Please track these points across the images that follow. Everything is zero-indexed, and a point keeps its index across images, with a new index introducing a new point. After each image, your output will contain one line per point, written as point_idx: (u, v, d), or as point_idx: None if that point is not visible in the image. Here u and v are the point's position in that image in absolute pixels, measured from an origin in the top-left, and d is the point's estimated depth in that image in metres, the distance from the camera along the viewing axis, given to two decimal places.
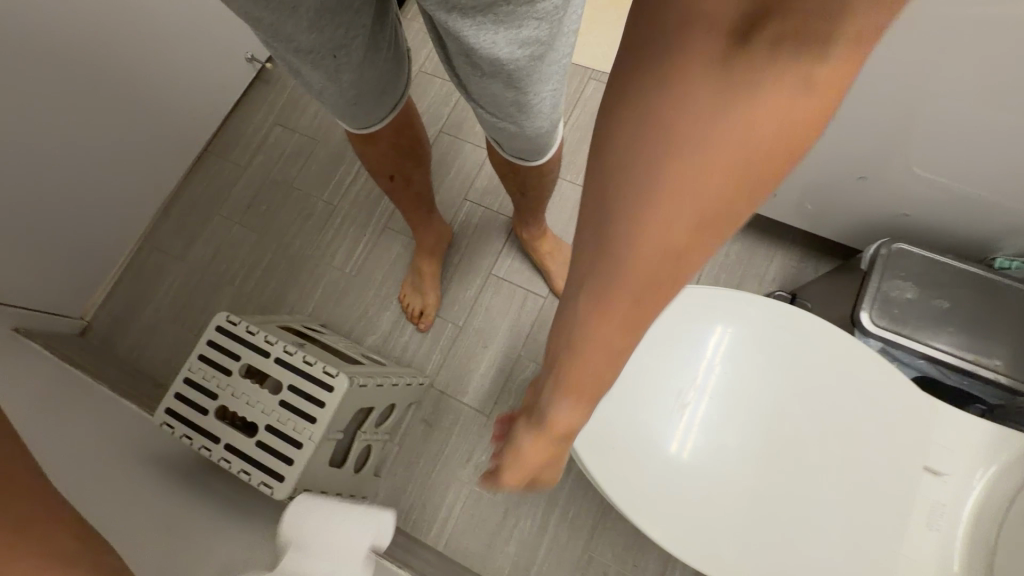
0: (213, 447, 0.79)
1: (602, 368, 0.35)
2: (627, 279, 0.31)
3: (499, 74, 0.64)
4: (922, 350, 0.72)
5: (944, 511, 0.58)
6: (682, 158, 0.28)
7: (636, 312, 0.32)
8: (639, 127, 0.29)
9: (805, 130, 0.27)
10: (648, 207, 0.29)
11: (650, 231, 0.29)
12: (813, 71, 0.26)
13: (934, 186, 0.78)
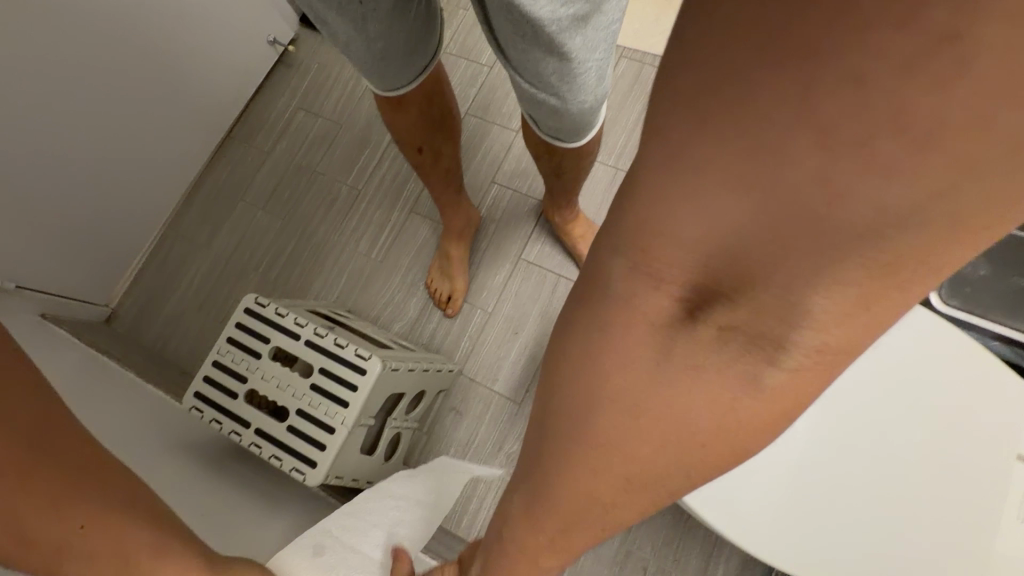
0: (243, 432, 0.77)
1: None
2: (549, 521, 0.29)
3: (538, 39, 0.59)
4: (995, 330, 0.68)
5: None
6: (609, 429, 0.25)
7: (560, 544, 0.30)
8: (573, 379, 0.26)
9: (751, 434, 0.23)
10: (571, 471, 0.27)
11: (569, 495, 0.27)
12: (763, 374, 0.22)
13: None
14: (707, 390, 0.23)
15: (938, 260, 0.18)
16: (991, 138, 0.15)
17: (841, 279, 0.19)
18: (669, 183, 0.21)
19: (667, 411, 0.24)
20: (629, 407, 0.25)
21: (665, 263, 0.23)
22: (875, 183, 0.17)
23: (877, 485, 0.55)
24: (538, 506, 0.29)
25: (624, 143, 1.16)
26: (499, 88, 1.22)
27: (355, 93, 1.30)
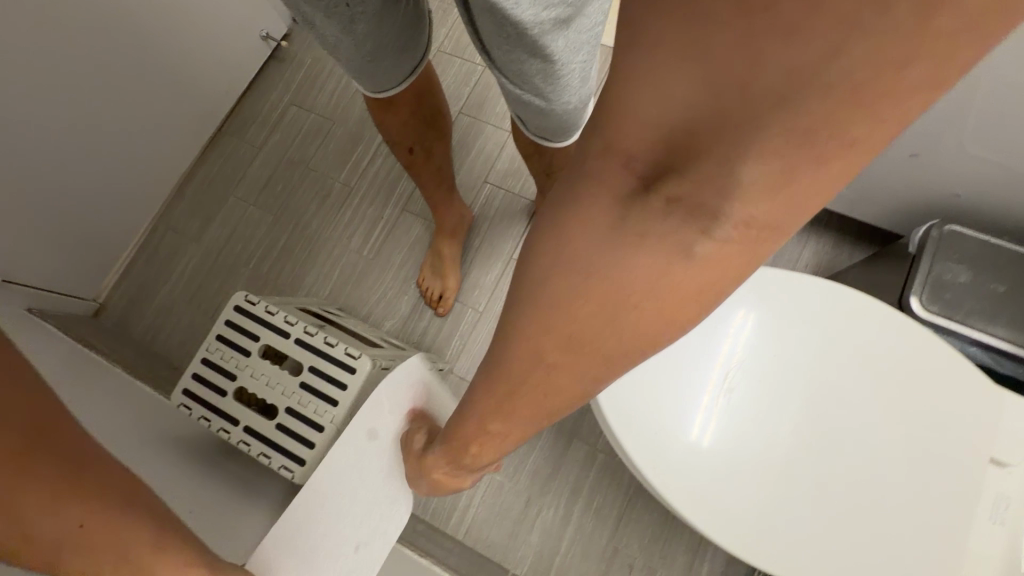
0: (233, 429, 0.77)
1: (475, 445, 0.37)
2: (498, 393, 0.32)
3: (522, 41, 0.58)
4: (975, 336, 0.69)
5: (1010, 505, 0.54)
6: (566, 295, 0.27)
7: (504, 421, 0.33)
8: (542, 252, 0.28)
9: (688, 300, 0.26)
10: (520, 349, 0.29)
11: (518, 362, 0.29)
12: (696, 243, 0.25)
13: (992, 166, 0.73)
14: (649, 258, 0.25)
15: (848, 126, 0.21)
16: (864, 0, 0.18)
17: (765, 141, 0.22)
18: (635, 56, 0.23)
19: (620, 280, 0.26)
20: (583, 270, 0.27)
21: (629, 136, 0.25)
22: (778, 46, 0.20)
23: (855, 487, 0.56)
24: (496, 388, 0.31)
25: None
26: (493, 87, 1.22)
27: (349, 89, 1.29)
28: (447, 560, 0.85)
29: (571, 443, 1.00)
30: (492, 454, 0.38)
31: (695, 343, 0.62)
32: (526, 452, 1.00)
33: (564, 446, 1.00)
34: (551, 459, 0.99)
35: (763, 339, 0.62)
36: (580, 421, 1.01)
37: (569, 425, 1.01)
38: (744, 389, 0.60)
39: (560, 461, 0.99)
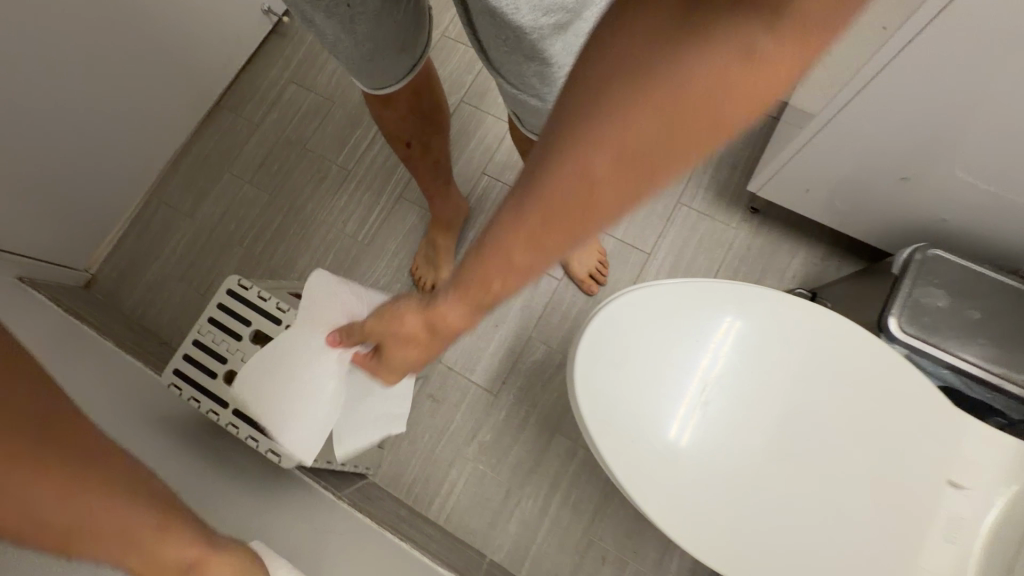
0: (221, 412, 0.78)
1: (489, 273, 0.36)
2: (535, 213, 0.32)
3: (522, 46, 0.59)
4: (948, 360, 0.70)
5: (963, 525, 0.57)
6: (615, 100, 0.29)
7: (534, 251, 0.34)
8: (597, 72, 0.30)
9: (736, 103, 0.29)
10: (566, 165, 0.31)
11: (559, 180, 0.31)
12: (753, 45, 0.27)
13: (979, 194, 0.75)
14: (705, 62, 0.27)
15: None
16: None
17: None
18: None
19: (673, 84, 0.28)
20: (636, 79, 0.29)
21: None
22: None
23: (818, 502, 0.59)
24: (521, 212, 0.33)
25: None
26: None
27: None
28: (426, 545, 0.88)
29: (553, 437, 1.02)
30: (513, 286, 0.37)
31: (675, 355, 0.64)
32: (510, 442, 1.03)
33: (547, 439, 1.02)
34: (534, 452, 1.02)
35: (741, 354, 0.63)
36: (563, 416, 1.03)
37: (553, 419, 1.03)
38: (717, 400, 0.62)
39: (542, 454, 1.01)
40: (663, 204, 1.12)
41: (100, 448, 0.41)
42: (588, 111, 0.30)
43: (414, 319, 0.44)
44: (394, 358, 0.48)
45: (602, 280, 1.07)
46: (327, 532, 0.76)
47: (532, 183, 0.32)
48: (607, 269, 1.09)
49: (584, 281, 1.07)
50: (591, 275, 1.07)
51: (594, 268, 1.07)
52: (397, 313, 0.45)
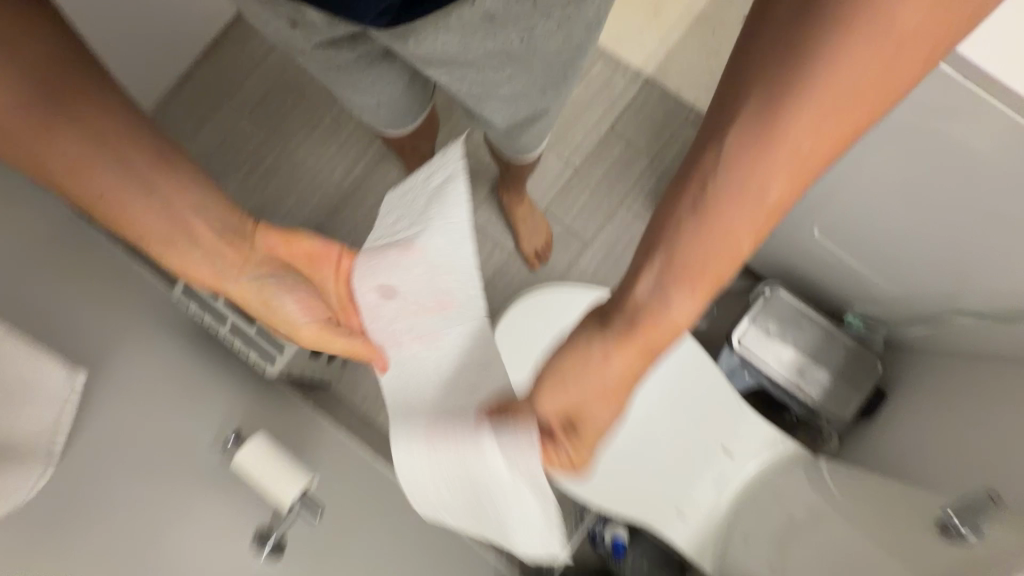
0: (222, 325, 0.99)
1: (724, 254, 0.44)
2: (768, 165, 0.42)
3: (513, 127, 0.75)
4: (763, 370, 0.99)
5: (725, 477, 0.87)
6: (830, 69, 0.39)
7: (759, 202, 0.43)
8: (813, 53, 0.39)
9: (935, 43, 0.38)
10: (793, 123, 0.41)
11: (792, 138, 0.41)
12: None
13: (824, 250, 0.98)
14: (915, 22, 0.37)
15: None
16: None
17: None
18: None
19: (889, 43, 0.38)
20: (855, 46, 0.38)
21: None
22: None
23: (638, 450, 0.88)
24: (755, 173, 0.42)
25: (581, 142, 1.33)
26: None
27: None
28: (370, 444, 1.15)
29: None
30: (740, 242, 0.44)
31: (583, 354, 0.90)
32: None
33: None
34: None
35: None
36: None
37: None
38: None
39: None
40: (607, 201, 1.31)
41: (153, 176, 0.55)
42: (807, 79, 0.39)
43: (620, 351, 0.47)
44: (592, 418, 0.50)
45: (544, 259, 1.28)
46: (297, 425, 1.00)
47: (763, 143, 0.41)
48: (551, 249, 1.30)
49: (529, 258, 1.28)
50: (536, 253, 1.28)
51: (540, 248, 1.28)
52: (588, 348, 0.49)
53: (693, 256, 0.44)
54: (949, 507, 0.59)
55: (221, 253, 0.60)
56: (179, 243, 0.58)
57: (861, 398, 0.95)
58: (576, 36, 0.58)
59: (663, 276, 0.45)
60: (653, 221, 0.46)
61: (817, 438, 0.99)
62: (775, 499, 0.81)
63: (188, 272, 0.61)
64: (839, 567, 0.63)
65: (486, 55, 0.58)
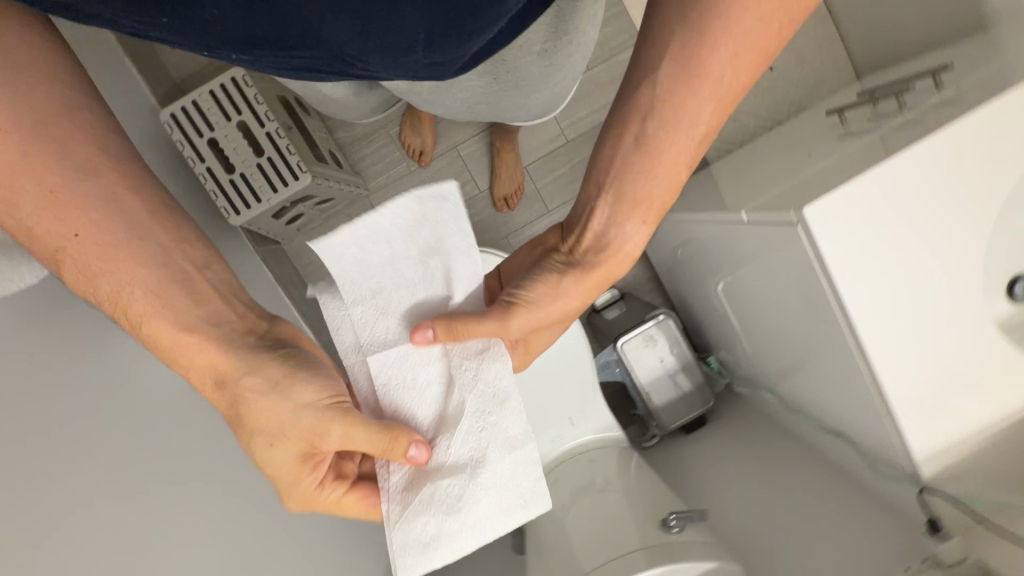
0: (198, 164, 1.06)
1: (657, 211, 0.54)
2: (674, 172, 0.51)
3: (510, 114, 0.96)
4: (630, 372, 1.22)
5: (561, 438, 1.13)
6: (699, 111, 0.47)
7: (670, 188, 0.53)
8: (680, 104, 0.47)
9: (759, 64, 0.47)
10: (683, 146, 0.49)
11: (686, 152, 0.50)
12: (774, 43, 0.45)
13: (716, 303, 1.19)
14: (749, 60, 0.45)
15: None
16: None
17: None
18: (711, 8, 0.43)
19: (735, 82, 0.46)
20: (713, 94, 0.47)
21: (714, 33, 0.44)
22: None
23: None
24: (668, 178, 0.51)
25: (583, 119, 1.40)
26: None
27: None
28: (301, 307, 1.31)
29: None
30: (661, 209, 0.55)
31: None
32: None
33: None
34: None
35: None
36: None
37: None
38: None
39: None
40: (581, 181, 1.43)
41: (144, 219, 0.47)
42: (680, 116, 0.48)
43: (576, 286, 0.57)
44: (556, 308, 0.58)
45: (511, 206, 1.40)
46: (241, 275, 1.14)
47: (659, 156, 0.50)
48: (519, 198, 1.41)
49: (499, 201, 1.39)
50: (506, 198, 1.39)
51: (510, 195, 1.38)
52: (550, 289, 0.56)
53: (635, 215, 0.54)
54: (672, 512, 0.86)
55: (227, 321, 0.49)
56: (167, 303, 0.47)
57: (685, 419, 1.22)
58: (546, 62, 0.80)
59: (616, 226, 0.54)
60: (592, 225, 0.55)
61: (641, 432, 1.27)
62: (588, 466, 1.08)
63: (184, 355, 0.48)
64: (598, 526, 0.91)
65: (477, 80, 0.79)
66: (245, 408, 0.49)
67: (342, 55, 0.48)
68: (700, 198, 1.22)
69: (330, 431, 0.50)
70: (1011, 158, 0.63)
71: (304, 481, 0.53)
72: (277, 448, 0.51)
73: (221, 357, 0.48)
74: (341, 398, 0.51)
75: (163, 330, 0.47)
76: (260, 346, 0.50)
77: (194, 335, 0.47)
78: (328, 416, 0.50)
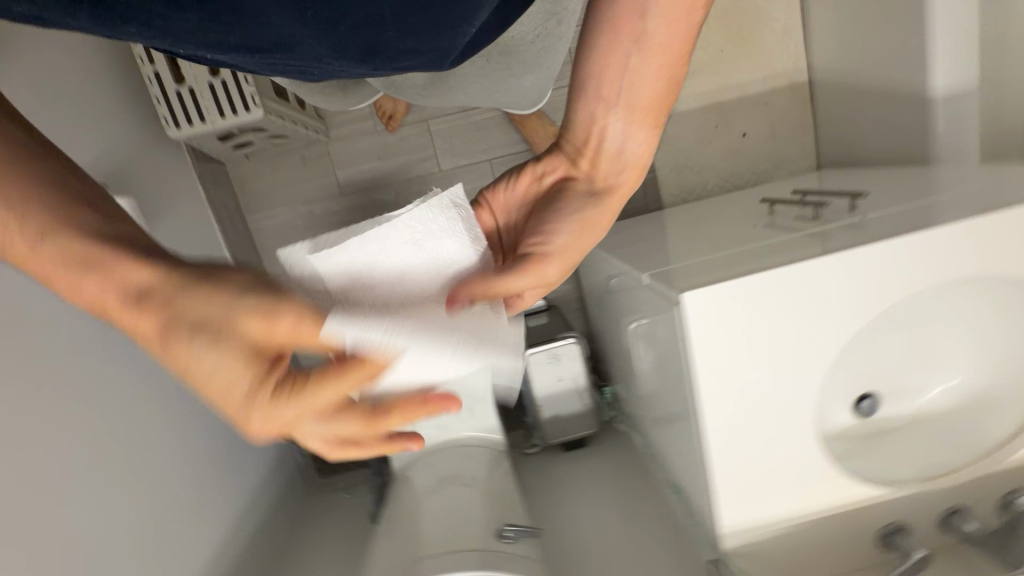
0: (147, 64, 1.02)
1: (660, 105, 0.56)
2: (672, 63, 0.54)
3: (509, 103, 0.96)
4: (527, 382, 1.27)
5: (444, 429, 1.19)
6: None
7: (669, 81, 0.55)
8: None
9: None
10: (678, 36, 0.52)
11: (680, 46, 0.53)
12: None
13: (623, 342, 1.25)
14: None
15: None
16: None
17: None
18: None
19: None
20: None
21: None
22: None
23: None
24: (671, 71, 0.54)
25: None
26: None
27: None
28: (229, 235, 1.30)
29: None
30: (662, 112, 0.57)
31: None
32: (325, 224, 1.42)
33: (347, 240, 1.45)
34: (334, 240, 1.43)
35: None
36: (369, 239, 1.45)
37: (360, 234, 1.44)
38: None
39: None
40: None
41: (26, 155, 0.37)
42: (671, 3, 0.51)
43: (598, 212, 0.58)
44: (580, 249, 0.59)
45: None
46: (167, 192, 1.11)
47: (659, 44, 0.52)
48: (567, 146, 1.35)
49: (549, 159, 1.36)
50: None
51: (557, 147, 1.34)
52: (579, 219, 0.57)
53: (642, 107, 0.56)
54: (510, 526, 0.93)
55: (123, 241, 0.36)
56: (56, 223, 0.35)
57: (565, 437, 1.30)
58: (542, 44, 0.81)
59: (626, 130, 0.57)
60: (604, 133, 0.57)
61: (524, 438, 1.34)
62: (460, 458, 1.15)
63: (80, 296, 0.34)
64: (441, 519, 0.98)
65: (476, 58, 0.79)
66: (157, 337, 0.32)
67: (314, 56, 0.42)
68: (639, 240, 1.26)
69: (194, 344, 0.31)
70: (936, 264, 0.69)
71: (232, 385, 0.32)
72: (217, 351, 0.31)
73: (71, 261, 0.34)
74: (281, 290, 0.33)
75: (52, 266, 0.34)
76: (160, 260, 0.35)
77: (44, 242, 0.34)
78: (189, 317, 0.32)
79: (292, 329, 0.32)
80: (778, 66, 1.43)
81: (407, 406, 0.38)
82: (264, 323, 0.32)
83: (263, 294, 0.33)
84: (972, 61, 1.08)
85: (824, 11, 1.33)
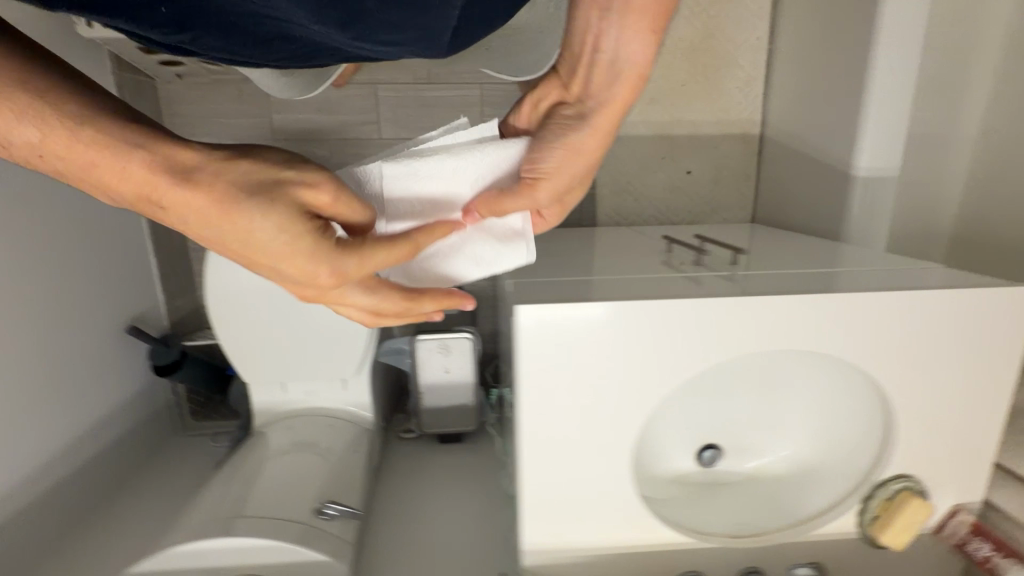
0: None
1: (654, 14, 0.54)
2: None
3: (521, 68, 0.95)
4: (414, 368, 1.25)
5: (314, 394, 1.17)
6: None
7: None
8: None
9: None
10: None
11: None
12: None
13: None
14: None
15: None
16: None
17: None
18: None
19: None
20: None
21: None
22: None
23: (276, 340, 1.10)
24: None
25: None
26: None
27: None
28: None
29: None
30: (659, 19, 0.54)
31: None
32: None
33: None
34: None
35: None
36: None
37: None
38: None
39: None
40: None
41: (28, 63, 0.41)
42: None
43: (590, 138, 0.61)
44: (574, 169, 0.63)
45: None
46: None
47: None
48: None
49: None
50: None
51: None
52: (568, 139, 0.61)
53: (633, 16, 0.54)
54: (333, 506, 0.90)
55: (156, 131, 0.45)
56: (96, 119, 0.42)
57: (442, 430, 1.29)
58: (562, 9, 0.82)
59: (617, 45, 0.56)
60: (592, 53, 0.58)
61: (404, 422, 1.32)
62: (321, 428, 1.13)
63: (132, 189, 0.43)
64: (272, 481, 0.96)
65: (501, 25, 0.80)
66: (212, 214, 0.44)
67: (289, 10, 0.42)
68: (553, 251, 1.26)
69: (254, 210, 0.45)
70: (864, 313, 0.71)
71: (292, 239, 0.47)
72: (270, 214, 0.45)
73: (109, 141, 0.42)
74: (303, 170, 0.49)
75: (100, 161, 0.42)
76: (196, 147, 0.46)
77: (85, 130, 0.42)
78: (248, 189, 0.45)
79: (332, 203, 0.49)
80: (734, 115, 1.44)
81: (437, 297, 0.61)
82: (308, 195, 0.48)
83: (302, 172, 0.49)
84: (895, 150, 1.10)
85: (786, 70, 1.34)
